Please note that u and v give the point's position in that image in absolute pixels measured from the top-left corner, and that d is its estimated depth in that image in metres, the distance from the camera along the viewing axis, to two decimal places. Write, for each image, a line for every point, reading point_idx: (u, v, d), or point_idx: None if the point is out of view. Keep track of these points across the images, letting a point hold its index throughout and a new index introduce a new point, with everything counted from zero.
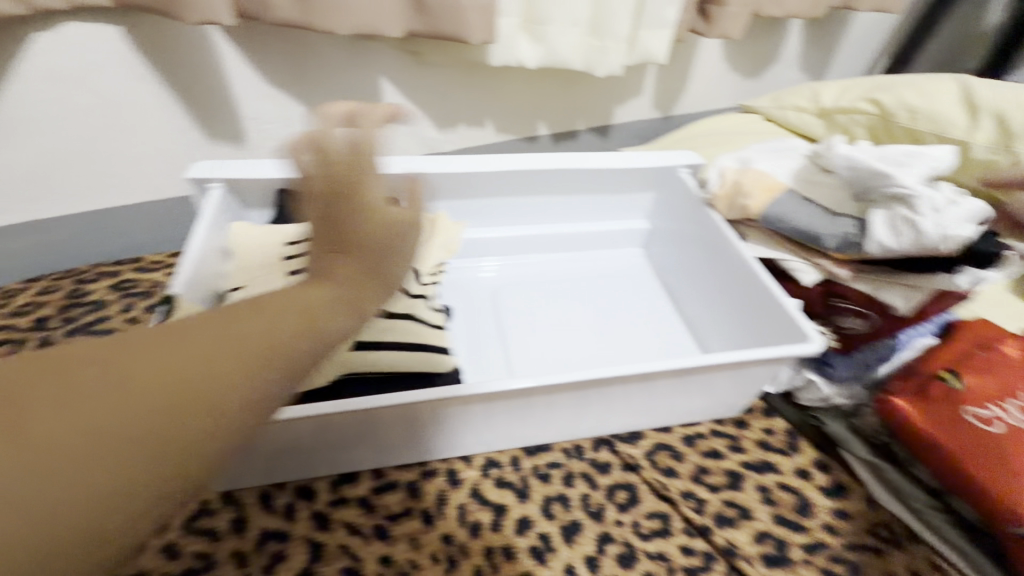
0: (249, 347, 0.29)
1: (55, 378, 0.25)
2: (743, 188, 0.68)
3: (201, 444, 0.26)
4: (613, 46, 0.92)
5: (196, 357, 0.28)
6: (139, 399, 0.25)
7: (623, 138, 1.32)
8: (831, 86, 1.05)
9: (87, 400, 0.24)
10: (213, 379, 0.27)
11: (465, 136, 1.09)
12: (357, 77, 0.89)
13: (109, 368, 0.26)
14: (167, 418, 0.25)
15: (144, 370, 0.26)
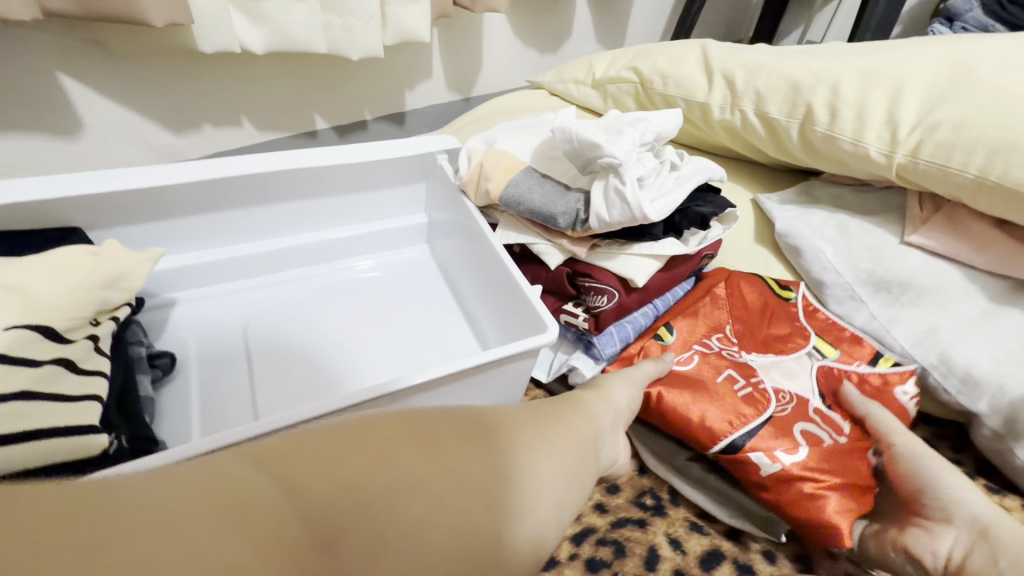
0: (438, 441, 0.31)
1: (307, 486, 0.26)
2: (484, 171, 0.64)
3: (417, 528, 0.27)
4: (356, 24, 0.83)
5: (425, 450, 0.30)
6: (369, 498, 0.27)
7: (422, 125, 1.24)
8: (602, 58, 1.06)
9: (348, 498, 0.26)
10: (461, 463, 0.30)
11: (217, 139, 0.93)
12: (21, 75, 0.70)
13: (368, 471, 0.28)
14: (369, 525, 0.26)
15: (381, 471, 0.28)
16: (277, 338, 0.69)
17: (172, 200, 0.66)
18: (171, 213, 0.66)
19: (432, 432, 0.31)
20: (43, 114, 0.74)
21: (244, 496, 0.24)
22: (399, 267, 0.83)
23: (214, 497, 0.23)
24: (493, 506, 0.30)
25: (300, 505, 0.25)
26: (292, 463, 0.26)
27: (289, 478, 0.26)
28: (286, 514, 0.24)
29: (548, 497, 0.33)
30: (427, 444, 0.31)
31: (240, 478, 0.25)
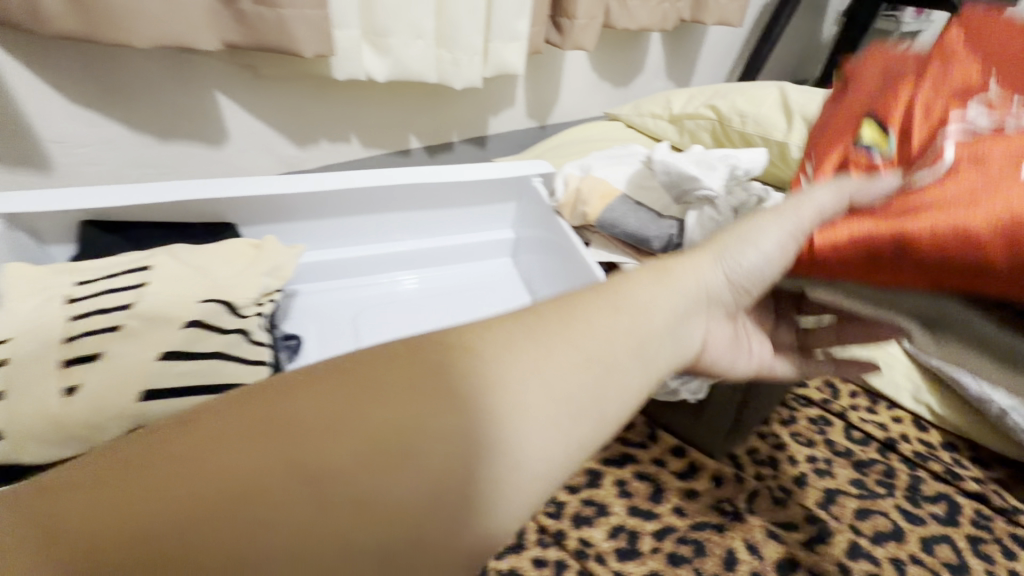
0: (378, 400, 0.24)
1: (206, 458, 0.21)
2: (582, 196, 0.72)
3: (344, 490, 0.22)
4: (463, 58, 0.93)
5: (345, 394, 0.24)
6: (270, 473, 0.21)
7: (500, 149, 1.33)
8: (680, 94, 1.13)
9: (237, 474, 0.21)
10: (388, 407, 0.24)
11: (329, 152, 1.04)
12: (187, 95, 0.82)
13: (267, 438, 0.22)
14: (262, 507, 0.21)
15: (286, 432, 0.22)
16: (386, 332, 0.78)
17: (309, 203, 0.74)
18: (304, 217, 0.75)
19: (354, 377, 0.25)
20: (198, 127, 0.86)
21: (147, 477, 0.21)
22: (485, 277, 0.91)
23: (106, 485, 0.21)
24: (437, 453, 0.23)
25: (191, 487, 0.21)
26: (189, 436, 0.22)
27: (188, 450, 0.22)
28: (166, 501, 0.20)
29: (555, 422, 0.26)
30: (354, 396, 0.24)
31: (146, 454, 0.22)
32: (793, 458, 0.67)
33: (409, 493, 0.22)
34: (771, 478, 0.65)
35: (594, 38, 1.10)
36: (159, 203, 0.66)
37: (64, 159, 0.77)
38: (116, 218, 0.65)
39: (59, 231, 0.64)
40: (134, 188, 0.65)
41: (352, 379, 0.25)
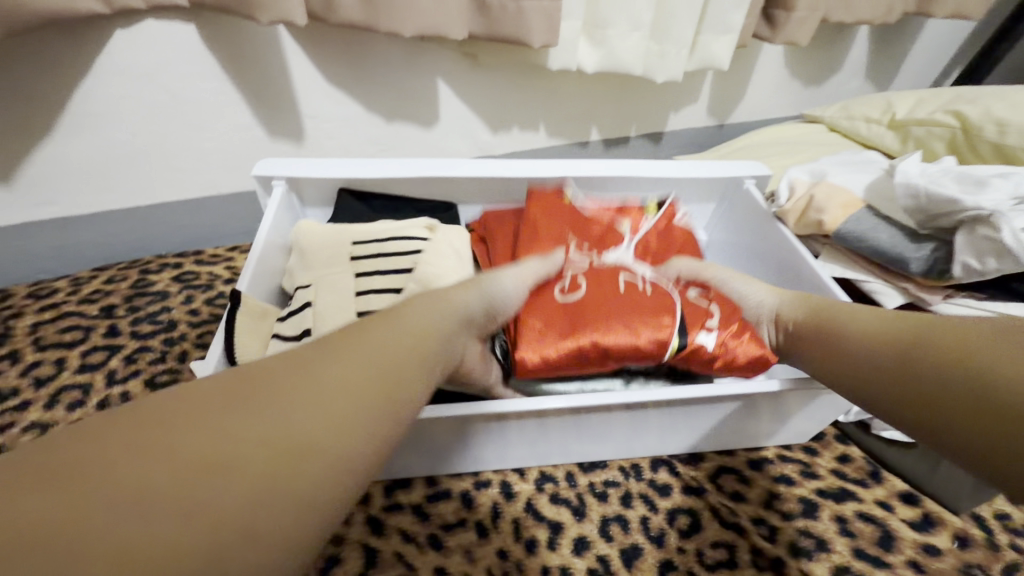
0: (331, 336, 0.32)
1: (254, 385, 0.26)
2: (820, 202, 0.66)
3: (347, 400, 0.28)
4: (672, 52, 0.90)
5: (337, 340, 0.32)
6: (317, 383, 0.28)
7: (673, 146, 1.26)
8: (905, 97, 0.99)
9: (300, 388, 0.27)
10: (362, 358, 0.31)
11: (517, 140, 1.07)
12: (415, 79, 0.88)
13: (292, 364, 0.28)
14: (328, 405, 0.27)
15: (327, 366, 0.29)
16: None
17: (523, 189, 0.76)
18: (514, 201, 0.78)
19: (354, 331, 0.33)
20: (416, 110, 0.93)
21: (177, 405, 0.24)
22: None
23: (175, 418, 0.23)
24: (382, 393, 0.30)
25: (265, 415, 0.25)
26: (235, 373, 0.27)
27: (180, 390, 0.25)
28: (266, 409, 0.25)
29: (273, 391, 0.26)
30: (330, 347, 0.31)
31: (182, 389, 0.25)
32: None
33: (369, 431, 0.28)
34: None
35: (809, 33, 1.01)
36: (399, 179, 0.70)
37: (312, 132, 0.88)
38: (366, 189, 0.72)
39: (317, 195, 0.73)
40: (381, 162, 0.72)
41: (341, 341, 0.32)
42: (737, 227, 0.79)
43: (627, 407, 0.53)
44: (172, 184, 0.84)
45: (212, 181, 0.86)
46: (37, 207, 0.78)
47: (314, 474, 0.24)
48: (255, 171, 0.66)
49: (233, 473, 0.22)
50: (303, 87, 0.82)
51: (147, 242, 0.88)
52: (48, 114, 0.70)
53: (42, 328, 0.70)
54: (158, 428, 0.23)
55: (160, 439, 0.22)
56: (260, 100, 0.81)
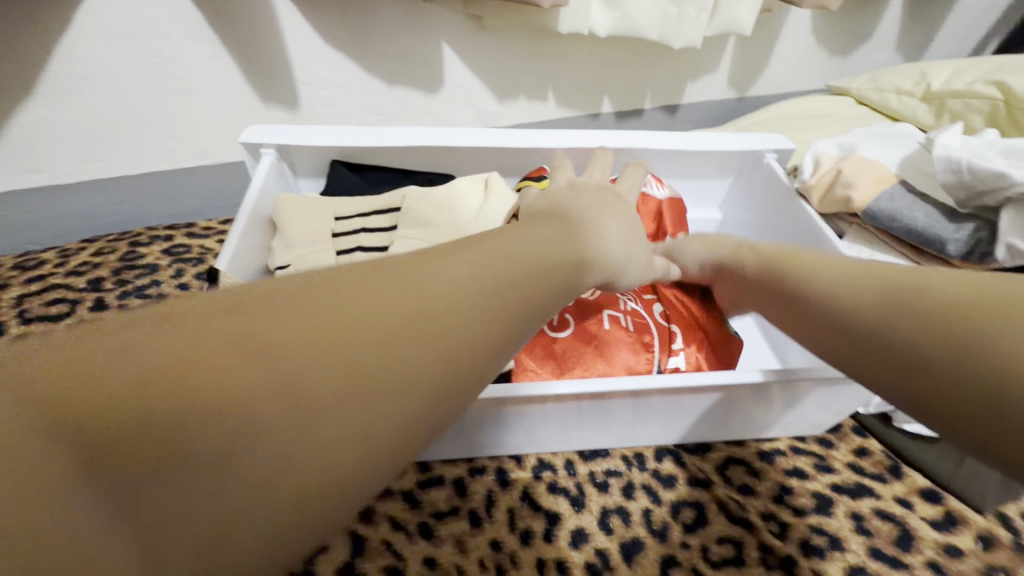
0: (429, 281, 0.27)
1: (320, 324, 0.24)
2: (849, 177, 0.61)
3: (405, 374, 0.25)
4: (693, 14, 0.84)
5: (431, 288, 0.27)
6: (382, 346, 0.24)
7: (689, 119, 1.20)
8: (943, 66, 0.92)
9: (361, 341, 0.24)
10: (441, 320, 0.26)
11: (524, 111, 1.01)
12: (416, 43, 0.83)
13: (370, 309, 0.25)
14: (379, 374, 0.24)
15: (357, 314, 0.25)
16: None
17: (528, 160, 0.71)
18: (518, 175, 0.74)
19: (454, 274, 0.28)
20: (417, 76, 0.88)
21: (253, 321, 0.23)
22: None
23: (235, 335, 0.22)
24: (448, 377, 0.26)
25: (317, 362, 0.23)
26: (311, 293, 0.25)
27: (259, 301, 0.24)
28: (319, 356, 0.23)
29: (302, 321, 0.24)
30: (421, 296, 0.26)
31: (255, 301, 0.24)
32: None
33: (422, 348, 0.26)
34: None
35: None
36: (396, 148, 0.66)
37: (308, 98, 0.84)
38: (360, 159, 0.68)
39: (310, 166, 0.69)
40: (377, 130, 0.67)
41: (436, 292, 0.27)
42: (755, 204, 0.74)
43: (629, 392, 0.50)
44: (163, 153, 0.81)
45: (203, 150, 0.83)
46: (23, 174, 0.75)
47: (331, 449, 0.22)
48: (242, 137, 0.62)
49: (274, 434, 0.21)
50: (297, 50, 0.77)
51: (139, 212, 0.85)
52: (28, 75, 0.66)
53: (29, 300, 0.68)
54: (213, 335, 0.22)
55: (212, 354, 0.21)
56: (251, 63, 0.76)
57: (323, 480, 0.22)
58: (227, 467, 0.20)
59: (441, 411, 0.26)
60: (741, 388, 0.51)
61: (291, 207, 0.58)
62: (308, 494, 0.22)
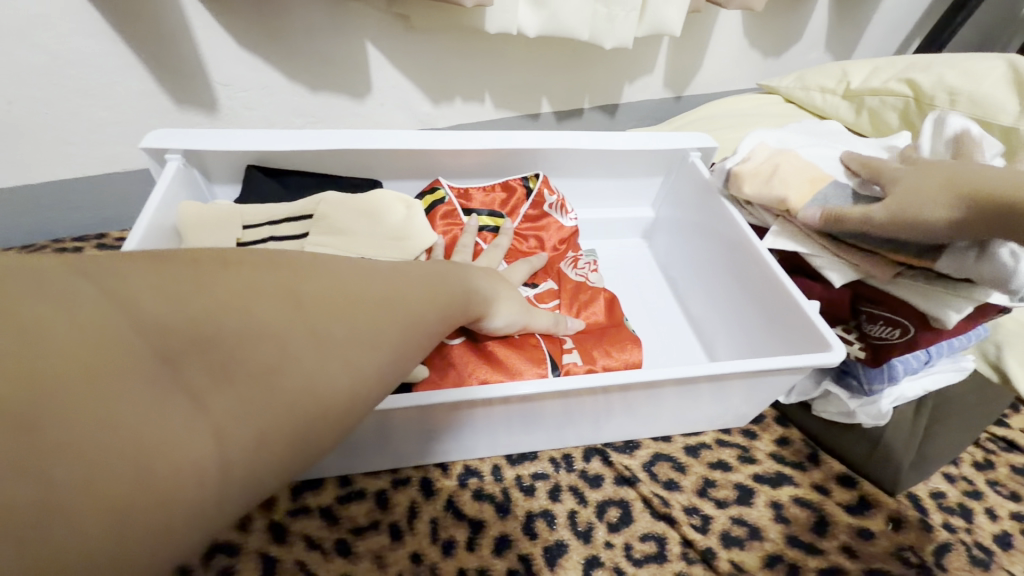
0: (337, 287, 0.28)
1: (221, 311, 0.23)
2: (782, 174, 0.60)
3: (306, 373, 0.25)
4: (620, 15, 0.84)
5: (339, 295, 0.28)
6: (286, 342, 0.25)
7: (630, 119, 1.21)
8: (861, 65, 0.96)
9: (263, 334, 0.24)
10: (346, 327, 0.27)
11: (461, 113, 1.00)
12: (341, 43, 0.81)
13: (276, 304, 0.25)
14: (277, 370, 0.24)
15: (243, 305, 0.24)
16: None
17: (454, 161, 0.69)
18: (445, 177, 0.72)
19: (363, 286, 0.30)
20: (345, 77, 0.85)
21: (149, 299, 0.22)
22: (616, 257, 0.83)
23: (128, 310, 0.21)
24: (349, 384, 0.27)
25: (212, 348, 0.23)
26: (213, 278, 0.24)
27: (158, 279, 0.23)
28: (219, 342, 0.23)
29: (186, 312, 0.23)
30: (328, 299, 0.27)
31: (155, 277, 0.23)
32: (993, 512, 0.56)
33: (317, 346, 0.26)
34: (964, 530, 0.54)
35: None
36: (313, 152, 0.64)
37: (228, 101, 0.80)
38: (277, 165, 0.66)
39: (224, 172, 0.66)
40: (293, 133, 0.65)
41: (346, 297, 0.28)
42: (682, 203, 0.76)
43: (547, 396, 0.49)
44: (67, 160, 0.76)
45: (114, 156, 0.78)
46: None
47: (219, 446, 0.22)
48: (142, 141, 0.59)
49: (153, 429, 0.20)
50: (210, 50, 0.74)
51: (45, 223, 0.80)
52: None
53: None
54: (102, 307, 0.21)
55: (98, 327, 0.20)
56: (161, 64, 0.72)
57: (209, 470, 0.21)
58: (100, 445, 0.19)
59: (338, 419, 0.26)
60: (662, 386, 0.52)
61: (196, 215, 0.56)
62: (191, 481, 0.21)
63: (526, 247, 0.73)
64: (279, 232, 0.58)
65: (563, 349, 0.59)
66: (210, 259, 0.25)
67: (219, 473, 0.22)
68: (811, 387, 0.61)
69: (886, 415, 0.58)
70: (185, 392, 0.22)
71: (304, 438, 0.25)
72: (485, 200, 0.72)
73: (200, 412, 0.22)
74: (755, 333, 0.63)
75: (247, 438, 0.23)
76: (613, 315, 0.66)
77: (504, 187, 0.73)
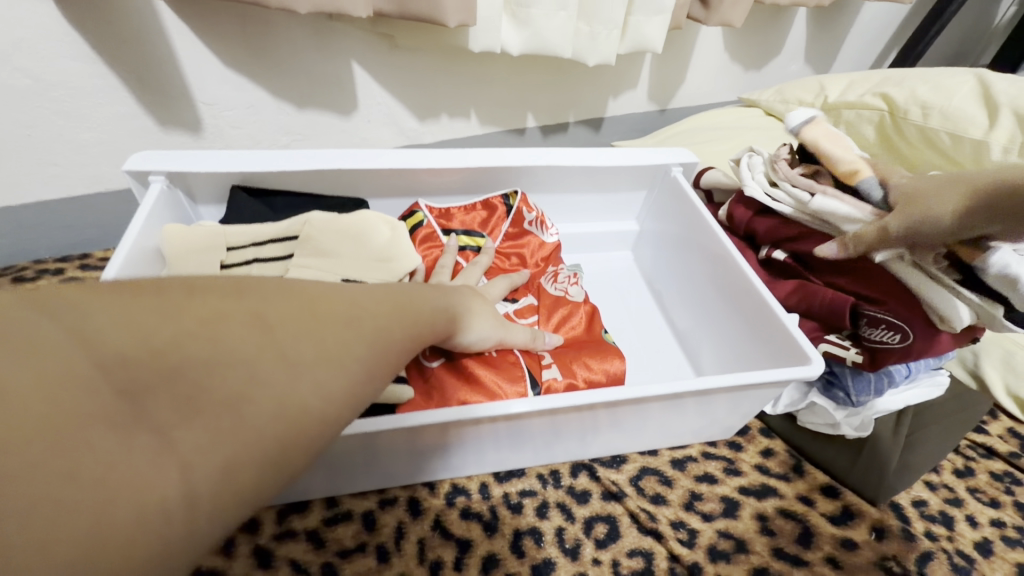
0: (302, 309, 0.28)
1: (184, 341, 0.23)
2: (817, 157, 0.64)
3: (272, 398, 0.25)
4: (602, 33, 0.86)
5: (304, 317, 0.28)
6: (252, 368, 0.25)
7: (615, 132, 1.23)
8: (837, 79, 0.98)
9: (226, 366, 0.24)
10: (313, 349, 0.27)
11: (448, 129, 1.01)
12: (327, 63, 0.82)
13: (242, 329, 0.25)
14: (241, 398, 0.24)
15: (207, 331, 0.24)
16: None
17: (439, 179, 0.70)
18: (431, 194, 0.73)
19: (327, 306, 0.30)
20: (331, 96, 0.86)
21: (110, 335, 0.22)
22: (602, 270, 0.84)
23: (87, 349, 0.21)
24: (319, 407, 0.27)
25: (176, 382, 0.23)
26: (178, 304, 0.25)
27: (118, 313, 0.23)
28: (184, 375, 0.23)
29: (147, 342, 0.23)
30: (293, 321, 0.27)
31: (116, 309, 0.23)
32: (973, 519, 0.57)
33: (283, 371, 0.26)
34: (945, 538, 0.55)
35: (744, 13, 0.98)
36: (298, 172, 0.65)
37: (213, 120, 0.80)
38: (261, 184, 0.66)
39: (208, 193, 0.66)
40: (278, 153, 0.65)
41: (311, 319, 0.28)
42: (665, 217, 0.77)
43: (532, 414, 0.49)
44: (50, 181, 0.75)
45: (98, 177, 0.78)
46: None
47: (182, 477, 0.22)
48: (125, 164, 0.59)
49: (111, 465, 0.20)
50: (194, 70, 0.74)
51: (26, 245, 0.79)
52: None
53: None
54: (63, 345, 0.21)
55: (59, 368, 0.20)
56: (145, 85, 0.73)
57: (174, 507, 0.21)
58: (62, 488, 0.19)
59: (308, 441, 0.26)
60: (647, 401, 0.52)
61: (179, 239, 0.56)
62: (156, 520, 0.21)
63: (509, 264, 0.74)
64: (263, 254, 0.58)
65: (542, 364, 0.59)
66: (176, 286, 0.26)
67: (186, 507, 0.21)
68: (798, 400, 0.62)
69: (868, 427, 0.60)
70: (146, 424, 0.22)
71: (273, 466, 0.25)
72: (465, 218, 0.73)
73: (165, 448, 0.22)
74: (738, 345, 0.64)
75: (215, 469, 0.22)
76: (594, 328, 0.68)
77: (485, 205, 0.73)
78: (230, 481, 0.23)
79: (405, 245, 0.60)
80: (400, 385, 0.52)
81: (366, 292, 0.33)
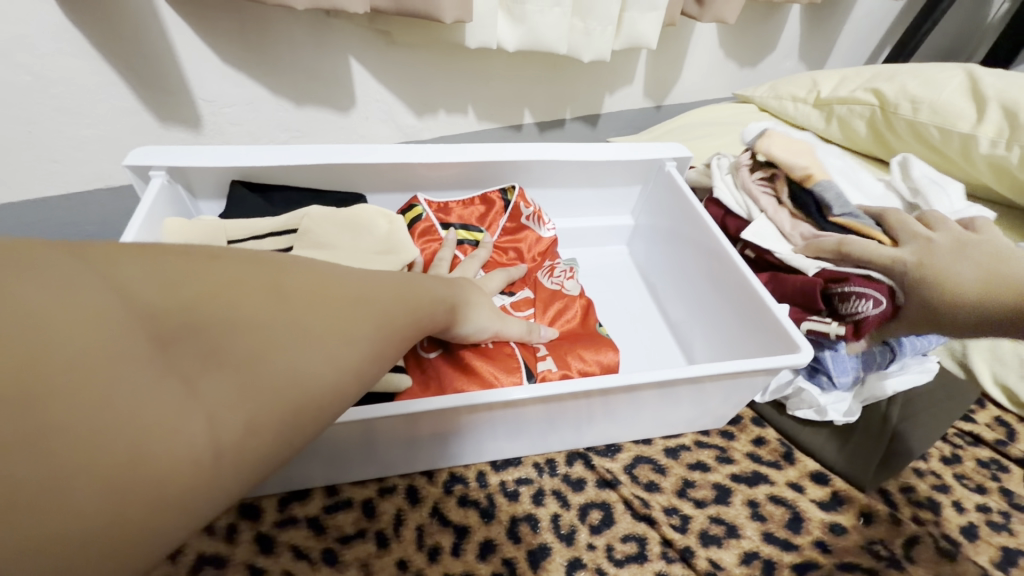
0: (316, 286, 0.29)
1: (209, 301, 0.25)
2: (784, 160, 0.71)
3: (289, 364, 0.26)
4: (597, 29, 0.87)
5: (317, 294, 0.29)
6: (271, 331, 0.26)
7: (611, 128, 1.24)
8: (830, 75, 0.99)
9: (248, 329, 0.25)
10: (325, 320, 0.28)
11: (445, 125, 1.02)
12: (325, 59, 0.83)
13: (260, 297, 0.26)
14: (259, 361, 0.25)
15: (228, 293, 0.25)
16: None
17: (436, 174, 0.71)
18: (428, 189, 0.74)
19: (338, 286, 0.31)
20: (329, 92, 0.87)
21: (141, 288, 0.23)
22: (598, 264, 0.85)
23: (120, 298, 0.22)
24: (329, 376, 0.28)
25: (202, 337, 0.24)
26: (200, 268, 0.26)
27: (149, 269, 0.24)
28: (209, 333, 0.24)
29: (174, 298, 0.24)
30: (308, 295, 0.29)
31: (144, 268, 0.24)
32: (959, 505, 0.58)
33: (299, 337, 0.27)
34: (932, 523, 0.56)
35: (738, 10, 0.99)
36: (296, 168, 0.65)
37: (212, 117, 0.81)
38: (260, 180, 0.67)
39: (208, 188, 0.67)
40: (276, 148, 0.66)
41: (324, 295, 0.29)
42: (660, 211, 0.78)
43: (528, 403, 0.51)
44: (50, 177, 0.76)
45: (97, 173, 0.79)
46: None
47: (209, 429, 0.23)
48: (126, 159, 0.59)
49: (146, 407, 0.21)
50: (192, 66, 0.75)
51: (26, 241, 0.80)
52: None
53: None
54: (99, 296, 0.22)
55: (94, 315, 0.21)
56: (144, 81, 0.73)
57: (201, 457, 0.22)
58: (96, 429, 0.20)
59: (316, 411, 0.27)
60: (640, 390, 0.53)
61: (179, 232, 0.57)
62: (183, 468, 0.22)
63: (506, 259, 0.75)
64: (263, 246, 0.59)
65: (537, 356, 0.61)
66: (197, 252, 0.27)
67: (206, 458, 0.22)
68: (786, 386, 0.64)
69: (856, 412, 0.62)
70: (176, 376, 0.22)
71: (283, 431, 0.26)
72: (463, 213, 0.74)
73: (191, 398, 0.22)
74: (730, 336, 0.66)
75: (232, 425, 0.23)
76: (589, 320, 0.69)
77: (482, 201, 0.75)
78: (246, 440, 0.24)
79: (404, 238, 0.61)
80: (398, 375, 0.53)
81: (375, 277, 0.35)
